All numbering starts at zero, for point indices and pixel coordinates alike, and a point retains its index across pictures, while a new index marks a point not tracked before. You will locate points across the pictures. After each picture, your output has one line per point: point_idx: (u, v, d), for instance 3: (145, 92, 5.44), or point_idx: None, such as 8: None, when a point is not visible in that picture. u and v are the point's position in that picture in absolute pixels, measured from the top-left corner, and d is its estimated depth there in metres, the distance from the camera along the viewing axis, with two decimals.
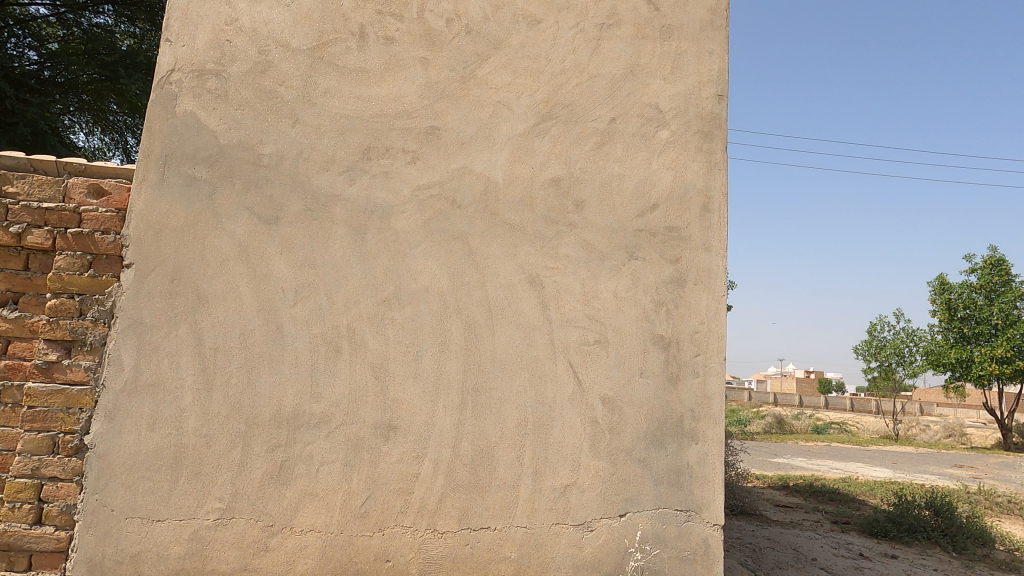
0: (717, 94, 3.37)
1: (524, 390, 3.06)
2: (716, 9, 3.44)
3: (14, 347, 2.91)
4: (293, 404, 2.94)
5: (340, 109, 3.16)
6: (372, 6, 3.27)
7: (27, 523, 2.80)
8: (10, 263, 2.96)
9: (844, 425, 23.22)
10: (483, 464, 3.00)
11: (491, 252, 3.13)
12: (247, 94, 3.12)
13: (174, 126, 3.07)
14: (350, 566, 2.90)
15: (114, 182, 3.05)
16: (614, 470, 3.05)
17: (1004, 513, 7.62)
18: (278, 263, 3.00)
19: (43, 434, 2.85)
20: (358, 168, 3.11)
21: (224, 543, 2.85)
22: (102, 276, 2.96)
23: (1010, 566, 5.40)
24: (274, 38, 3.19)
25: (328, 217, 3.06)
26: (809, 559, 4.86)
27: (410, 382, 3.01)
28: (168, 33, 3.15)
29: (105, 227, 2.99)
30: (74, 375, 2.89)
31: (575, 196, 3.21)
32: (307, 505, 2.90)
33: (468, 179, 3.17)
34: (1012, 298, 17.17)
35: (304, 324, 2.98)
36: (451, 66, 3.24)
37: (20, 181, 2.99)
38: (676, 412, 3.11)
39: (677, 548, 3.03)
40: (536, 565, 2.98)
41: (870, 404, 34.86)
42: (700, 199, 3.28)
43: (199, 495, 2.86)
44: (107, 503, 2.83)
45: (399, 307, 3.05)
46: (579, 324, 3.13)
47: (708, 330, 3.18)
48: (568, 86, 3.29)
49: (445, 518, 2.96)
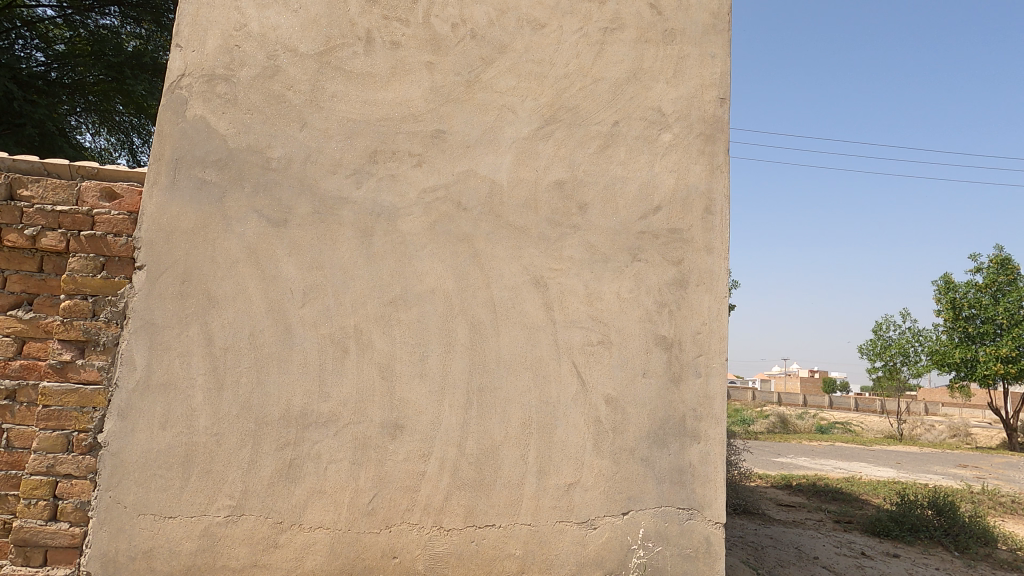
0: (719, 98, 3.41)
1: (528, 390, 3.11)
2: (718, 13, 3.48)
3: (28, 347, 2.98)
4: (301, 404, 2.99)
5: (347, 113, 3.21)
6: (379, 11, 3.31)
7: (43, 520, 2.86)
8: (25, 265, 3.02)
9: (847, 425, 23.11)
10: (487, 463, 3.05)
11: (496, 253, 3.17)
12: (256, 98, 3.18)
13: (184, 130, 3.12)
14: (357, 563, 2.95)
15: (126, 185, 3.11)
16: (617, 469, 3.10)
17: (1005, 513, 7.64)
18: (286, 264, 3.06)
19: (57, 432, 2.90)
20: (366, 171, 3.16)
21: (234, 539, 2.90)
22: (114, 278, 3.02)
23: (1013, 565, 5.42)
24: (283, 43, 3.24)
25: (336, 220, 3.11)
26: (810, 558, 4.90)
27: (415, 381, 3.06)
28: (178, 38, 3.20)
29: (118, 229, 3.05)
30: (87, 375, 2.94)
31: (579, 198, 3.25)
32: (315, 502, 2.96)
33: (473, 182, 3.22)
34: (1017, 299, 17.01)
35: (312, 325, 3.04)
36: (456, 71, 3.29)
37: (34, 184, 3.04)
38: (678, 412, 3.16)
39: (679, 546, 3.08)
40: (541, 562, 3.03)
41: (872, 404, 34.78)
42: (701, 202, 3.32)
43: (209, 493, 2.91)
44: (120, 500, 2.89)
45: (405, 308, 3.10)
46: (583, 325, 3.18)
47: (710, 331, 3.23)
48: (572, 90, 3.34)
49: (450, 516, 3.01)
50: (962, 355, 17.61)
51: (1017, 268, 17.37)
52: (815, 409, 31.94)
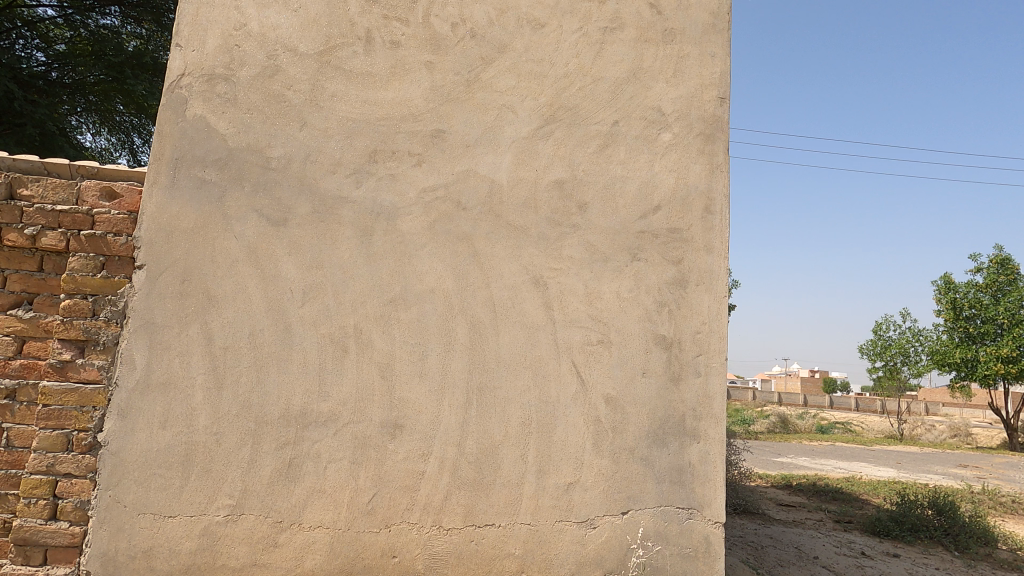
0: (719, 97, 3.41)
1: (528, 390, 3.11)
2: (717, 13, 3.48)
3: (28, 347, 2.98)
4: (301, 403, 3.00)
5: (346, 113, 3.21)
6: (379, 11, 3.31)
7: (43, 519, 2.86)
8: (25, 264, 3.02)
9: (847, 425, 23.07)
10: (487, 462, 3.05)
11: (495, 253, 3.17)
12: (256, 98, 3.18)
13: (185, 129, 3.13)
14: (357, 562, 2.95)
15: (126, 184, 3.11)
16: (616, 468, 3.10)
17: (1006, 513, 7.63)
18: (286, 264, 3.06)
19: (57, 431, 2.90)
20: (365, 171, 3.16)
21: (234, 538, 2.90)
22: (114, 277, 3.02)
23: (1013, 565, 5.42)
24: (283, 43, 3.24)
25: (336, 219, 3.11)
26: (810, 557, 4.90)
27: (415, 381, 3.06)
28: (179, 38, 3.20)
29: (118, 229, 3.05)
30: (87, 374, 2.94)
31: (579, 198, 3.26)
32: (315, 502, 2.96)
33: (473, 181, 3.22)
34: (1017, 299, 16.99)
35: (312, 324, 3.04)
36: (455, 70, 3.30)
37: (34, 184, 3.05)
38: (678, 411, 3.16)
39: (678, 545, 3.08)
40: (540, 561, 3.03)
41: (872, 404, 34.76)
42: (701, 201, 3.32)
43: (209, 492, 2.92)
44: (120, 499, 2.89)
45: (405, 307, 3.10)
46: (582, 324, 3.18)
47: (710, 331, 3.23)
48: (572, 90, 3.34)
49: (450, 515, 3.01)
50: (963, 355, 17.61)
51: (1017, 268, 17.36)
52: (815, 409, 31.93)
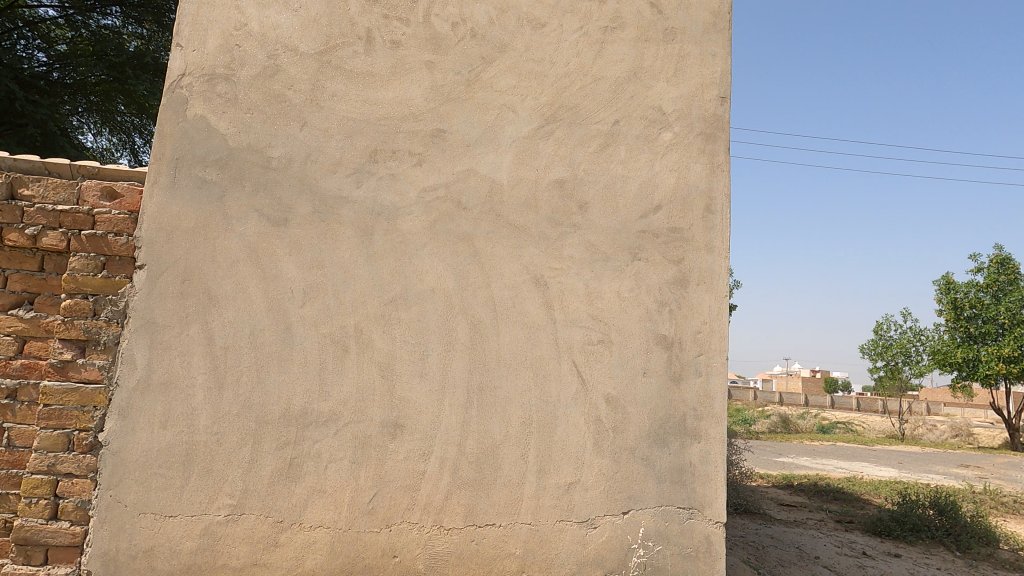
0: (719, 97, 3.41)
1: (528, 390, 3.11)
2: (718, 12, 3.48)
3: (29, 346, 2.98)
4: (301, 403, 2.99)
5: (347, 113, 3.21)
6: (379, 11, 3.31)
7: (44, 518, 2.86)
8: (26, 264, 3.03)
9: (847, 425, 22.83)
10: (487, 462, 3.05)
11: (496, 253, 3.17)
12: (257, 98, 3.18)
13: (185, 129, 3.13)
14: (357, 562, 2.95)
15: (126, 184, 3.11)
16: (617, 468, 3.10)
17: (1008, 513, 7.62)
18: (286, 263, 3.06)
19: (58, 431, 2.91)
20: (365, 171, 3.16)
21: (235, 538, 2.90)
22: (115, 277, 3.02)
23: (1015, 565, 5.41)
24: (283, 43, 3.24)
25: (336, 219, 3.11)
26: (811, 557, 4.90)
27: (415, 381, 3.06)
28: (179, 38, 3.20)
29: (118, 229, 3.05)
30: (87, 374, 2.95)
31: (579, 197, 3.25)
32: (315, 502, 2.96)
33: (473, 181, 3.22)
34: (1017, 299, 16.99)
35: (312, 324, 3.04)
36: (455, 69, 3.29)
37: (34, 183, 3.05)
38: (678, 411, 3.16)
39: (679, 545, 3.08)
40: (541, 561, 3.03)
41: (873, 404, 34.69)
42: (702, 201, 3.32)
43: (210, 492, 2.92)
44: (120, 499, 2.89)
45: (405, 307, 3.10)
46: (583, 324, 3.17)
47: (711, 330, 3.22)
48: (572, 89, 3.33)
49: (450, 515, 3.01)
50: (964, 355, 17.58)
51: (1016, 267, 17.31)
52: (816, 409, 31.89)
